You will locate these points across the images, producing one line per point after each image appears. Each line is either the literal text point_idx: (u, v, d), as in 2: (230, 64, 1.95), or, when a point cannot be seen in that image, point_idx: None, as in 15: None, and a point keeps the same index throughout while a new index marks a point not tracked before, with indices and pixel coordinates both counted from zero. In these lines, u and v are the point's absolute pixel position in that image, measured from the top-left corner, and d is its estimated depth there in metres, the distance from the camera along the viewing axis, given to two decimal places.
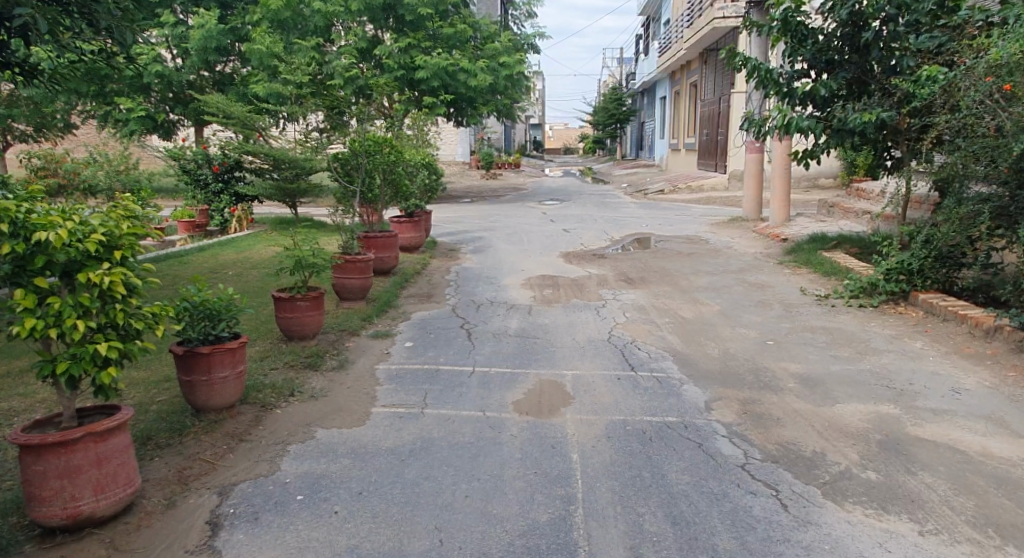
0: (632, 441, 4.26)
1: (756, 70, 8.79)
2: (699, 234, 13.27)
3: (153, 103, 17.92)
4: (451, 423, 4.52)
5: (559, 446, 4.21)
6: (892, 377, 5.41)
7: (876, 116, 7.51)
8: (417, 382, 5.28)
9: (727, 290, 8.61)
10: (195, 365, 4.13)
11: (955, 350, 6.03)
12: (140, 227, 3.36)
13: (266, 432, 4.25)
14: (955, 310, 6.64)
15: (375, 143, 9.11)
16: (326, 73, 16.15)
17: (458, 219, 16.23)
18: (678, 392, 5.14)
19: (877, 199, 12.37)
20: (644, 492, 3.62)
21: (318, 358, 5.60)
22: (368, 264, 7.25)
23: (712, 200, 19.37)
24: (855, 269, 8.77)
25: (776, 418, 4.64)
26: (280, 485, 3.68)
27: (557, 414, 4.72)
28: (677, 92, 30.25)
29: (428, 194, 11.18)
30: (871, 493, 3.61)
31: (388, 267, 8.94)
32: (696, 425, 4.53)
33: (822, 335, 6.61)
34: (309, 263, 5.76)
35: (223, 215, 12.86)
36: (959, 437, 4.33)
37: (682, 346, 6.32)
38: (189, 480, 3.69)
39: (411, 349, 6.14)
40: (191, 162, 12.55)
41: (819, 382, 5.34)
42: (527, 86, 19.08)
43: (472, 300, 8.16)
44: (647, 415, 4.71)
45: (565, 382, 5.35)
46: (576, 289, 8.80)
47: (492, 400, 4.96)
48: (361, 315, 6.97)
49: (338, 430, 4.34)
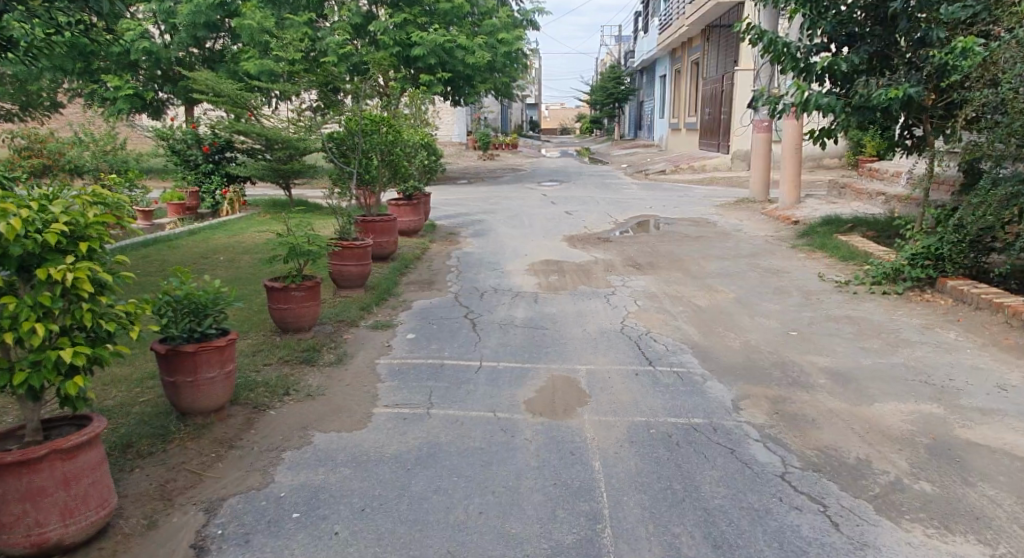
0: (658, 447, 3.90)
1: (772, 45, 8.34)
2: (705, 216, 12.89)
3: (141, 81, 17.37)
4: (460, 425, 4.15)
5: (578, 453, 3.83)
6: (929, 372, 5.07)
7: (903, 92, 7.13)
8: (421, 378, 4.90)
9: (741, 276, 8.23)
10: (179, 364, 3.67)
11: (993, 342, 5.68)
12: (110, 215, 2.97)
13: (258, 437, 3.82)
14: (988, 298, 6.28)
15: (372, 122, 8.73)
16: (319, 50, 15.63)
17: (456, 201, 15.79)
18: (702, 390, 4.76)
19: (890, 180, 11.99)
20: (678, 508, 3.27)
21: (315, 351, 5.22)
22: (367, 250, 6.86)
23: (716, 181, 18.96)
24: (875, 254, 8.39)
25: (812, 419, 4.28)
26: (273, 500, 3.27)
27: (573, 415, 4.35)
28: (677, 70, 29.67)
29: (427, 175, 10.78)
30: (929, 510, 3.31)
31: (386, 252, 8.54)
32: (726, 427, 4.17)
33: (847, 325, 6.24)
34: (304, 251, 5.35)
35: (214, 197, 12.41)
36: (1013, 441, 3.99)
37: (701, 337, 5.95)
38: (173, 494, 3.28)
39: (414, 341, 5.76)
40: (180, 142, 12.13)
41: (852, 378, 4.99)
42: (525, 64, 18.62)
43: (475, 287, 7.77)
44: (671, 416, 4.33)
45: (580, 379, 4.97)
46: (583, 276, 8.41)
47: (503, 399, 4.58)
48: (359, 304, 6.59)
49: (336, 433, 3.94)
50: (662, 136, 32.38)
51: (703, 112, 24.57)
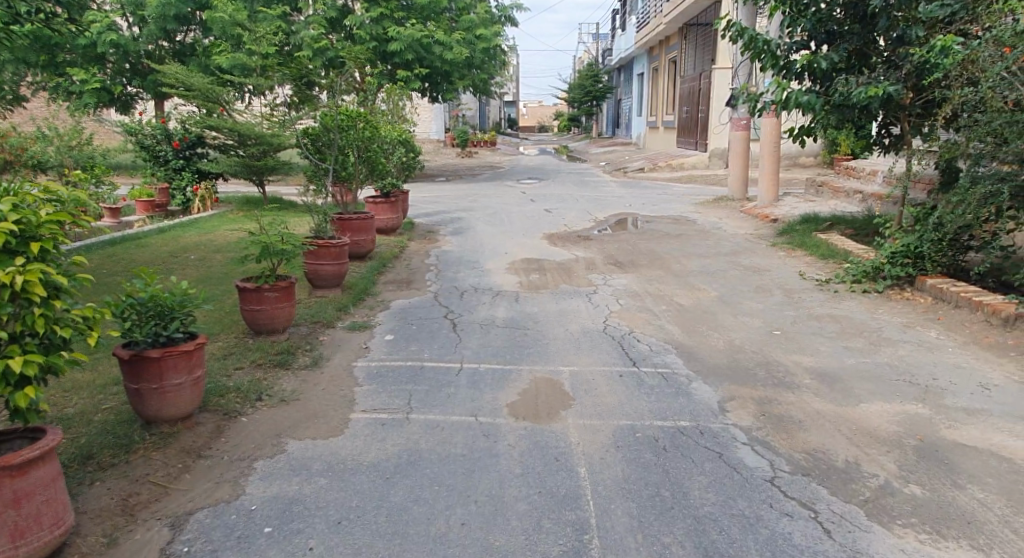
0: (645, 452, 3.80)
1: (753, 42, 8.25)
2: (684, 214, 12.86)
3: (108, 75, 17.04)
4: (441, 431, 4.02)
5: (563, 459, 3.73)
6: (913, 371, 5.03)
7: (883, 90, 7.11)
8: (400, 382, 4.77)
9: (723, 275, 8.19)
10: (144, 370, 3.49)
11: (973, 340, 5.66)
12: (64, 214, 2.81)
13: (229, 445, 3.66)
14: (967, 296, 6.26)
15: (348, 117, 8.54)
16: (293, 44, 15.38)
17: (433, 199, 15.63)
18: (687, 392, 4.68)
19: (867, 179, 12.04)
20: (667, 516, 3.18)
21: (289, 354, 5.06)
22: (344, 249, 6.69)
23: (693, 178, 19.00)
24: (854, 252, 8.39)
25: (799, 421, 4.21)
26: (244, 513, 3.12)
27: (557, 419, 4.24)
28: (655, 68, 29.75)
29: (405, 172, 10.63)
30: (920, 514, 3.26)
31: (363, 251, 8.38)
32: (713, 431, 4.09)
33: (830, 324, 6.21)
34: (277, 250, 5.18)
35: (185, 194, 12.13)
36: (1000, 442, 3.96)
37: (684, 337, 5.88)
38: (137, 509, 3.12)
39: (393, 343, 5.62)
40: (150, 137, 11.84)
41: (837, 378, 4.93)
42: (503, 60, 18.52)
43: (455, 286, 7.64)
44: (657, 419, 4.24)
45: (563, 381, 4.86)
46: (564, 274, 8.32)
47: (485, 402, 4.47)
48: (336, 304, 6.44)
49: (312, 441, 3.80)
50: (639, 134, 32.44)
51: (681, 110, 24.61)
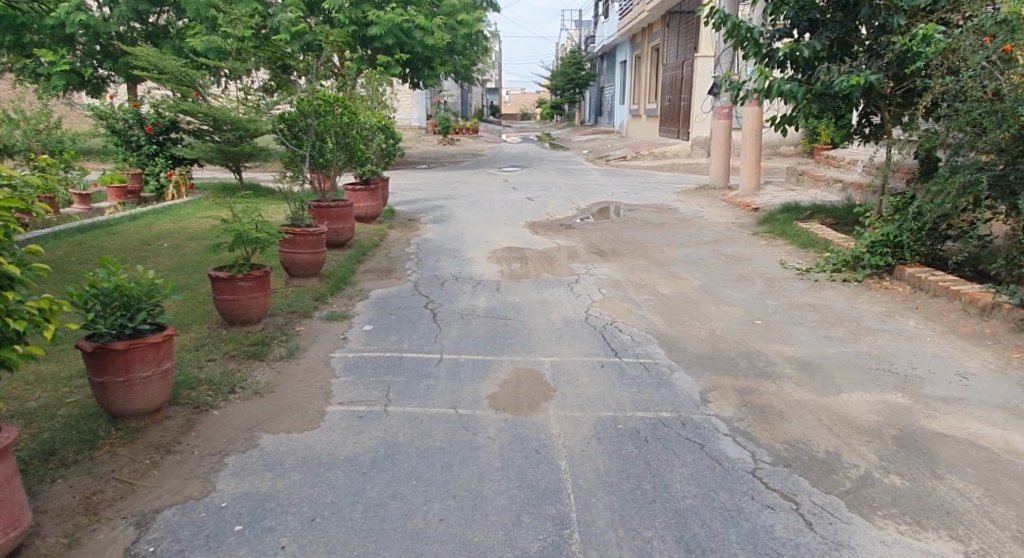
0: (626, 444, 3.76)
1: (735, 29, 8.24)
2: (666, 202, 12.85)
3: (78, 57, 16.87)
4: (419, 424, 3.96)
5: (544, 451, 3.67)
6: (892, 360, 5.03)
7: (865, 79, 7.08)
8: (378, 373, 4.69)
9: (704, 264, 8.17)
10: (108, 363, 3.38)
11: (951, 329, 5.68)
12: (16, 201, 2.71)
13: (199, 440, 3.57)
14: (946, 286, 6.27)
15: (325, 102, 8.38)
16: (270, 27, 15.14)
17: (414, 187, 15.51)
18: (668, 382, 4.64)
19: (847, 168, 12.06)
20: (648, 510, 3.14)
21: (264, 345, 4.97)
22: (321, 238, 6.59)
23: (675, 167, 18.99)
24: (834, 240, 8.40)
25: (780, 412, 4.19)
26: (213, 510, 3.04)
27: (538, 411, 4.19)
28: (637, 56, 29.70)
29: (385, 159, 10.52)
30: (901, 505, 3.24)
31: (342, 239, 8.27)
32: (694, 422, 4.05)
33: (810, 313, 6.20)
34: (250, 238, 5.07)
35: (159, 179, 11.99)
36: (978, 431, 3.96)
37: (665, 327, 5.85)
38: (101, 508, 3.03)
39: (371, 333, 5.54)
40: (121, 122, 11.68)
41: (817, 367, 4.92)
42: (484, 46, 18.39)
43: (435, 275, 7.56)
44: (638, 410, 4.20)
45: (544, 372, 4.81)
46: (546, 263, 8.26)
47: (465, 394, 4.40)
48: (314, 294, 6.35)
49: (286, 434, 3.72)
50: (622, 123, 32.41)
51: (663, 98, 24.59)
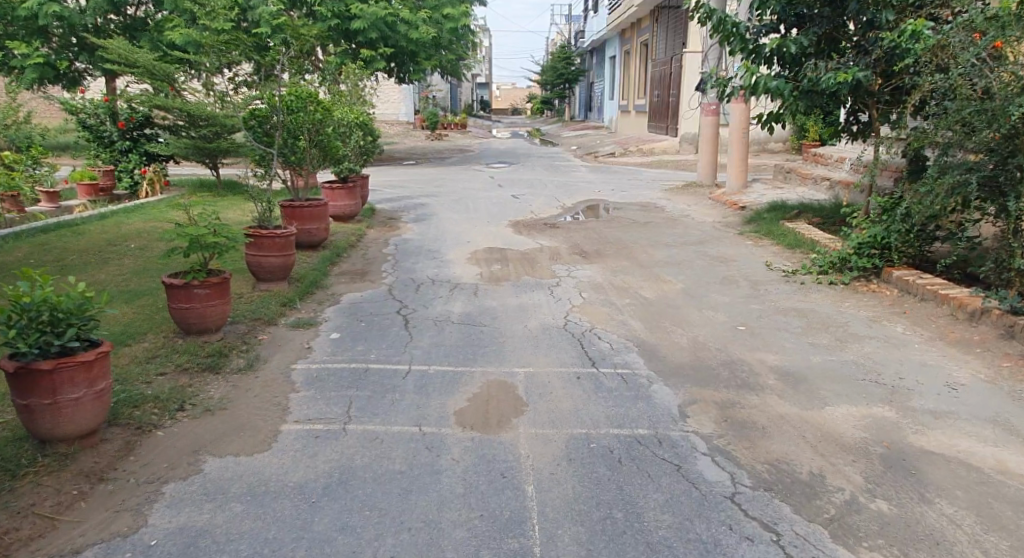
0: (597, 466, 3.53)
1: (721, 24, 8.00)
2: (653, 201, 12.65)
3: (54, 49, 16.55)
4: (379, 444, 3.72)
5: (510, 475, 3.44)
6: (880, 368, 4.78)
7: (852, 76, 6.88)
8: (339, 387, 4.44)
9: (689, 265, 7.96)
10: (34, 384, 3.19)
11: (939, 335, 5.43)
12: None
13: (138, 465, 3.39)
14: (933, 289, 6.04)
15: (298, 98, 8.10)
16: (251, 20, 14.84)
17: (399, 183, 15.24)
18: (646, 395, 4.42)
19: (835, 166, 11.83)
20: (618, 543, 2.94)
21: (221, 356, 4.75)
22: (290, 240, 6.33)
23: (663, 163, 18.78)
24: (821, 241, 8.20)
25: (762, 428, 3.95)
26: (141, 549, 2.81)
27: (507, 428, 3.96)
28: (626, 51, 29.45)
29: (363, 157, 10.25)
30: (887, 535, 3.02)
31: (317, 240, 8.01)
32: (671, 440, 3.82)
33: (796, 318, 5.98)
34: (207, 244, 4.83)
35: (133, 177, 11.74)
36: (968, 449, 3.70)
37: (645, 334, 5.62)
38: (16, 548, 2.82)
39: (338, 342, 5.29)
40: (92, 116, 11.45)
41: (801, 377, 4.68)
42: (471, 41, 18.17)
43: (411, 278, 7.31)
44: (613, 427, 3.98)
45: (516, 385, 4.56)
46: (527, 265, 8.02)
47: (431, 410, 4.16)
48: (280, 299, 6.10)
49: (234, 458, 3.52)
50: (611, 118, 32.16)
51: (652, 93, 24.35)
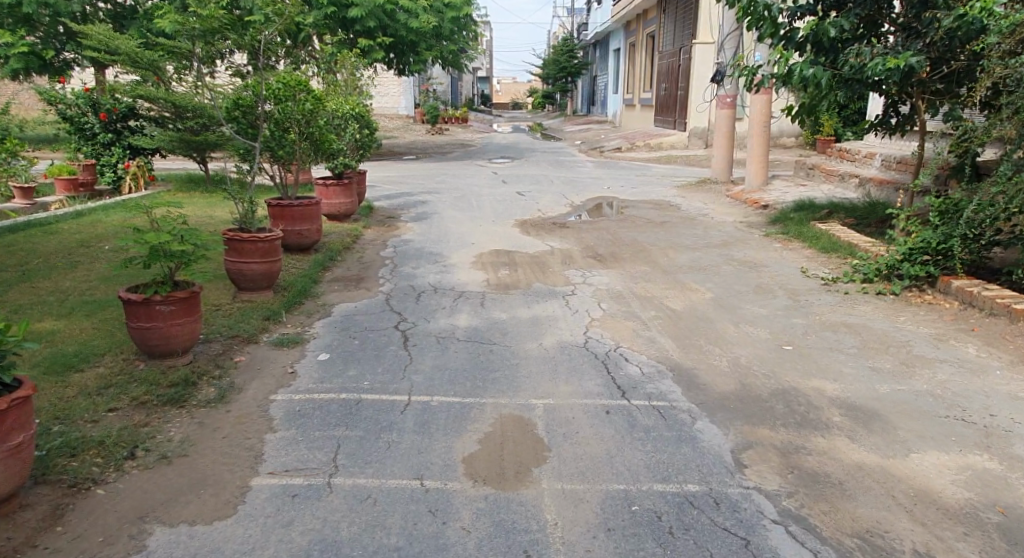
0: (645, 540, 2.84)
1: (751, 6, 7.26)
2: (667, 198, 11.92)
3: (39, 38, 15.86)
4: (373, 507, 3.01)
5: (535, 554, 2.76)
6: (962, 402, 4.06)
7: (905, 62, 6.10)
8: (325, 426, 3.70)
9: (716, 271, 7.23)
10: None
11: (1020, 359, 4.69)
12: None
13: (65, 541, 2.75)
14: (1005, 304, 5.30)
15: (286, 85, 7.35)
16: (244, 7, 14.09)
17: (398, 179, 14.48)
18: (691, 436, 3.69)
19: (862, 161, 11.07)
20: None
21: (188, 386, 4.04)
22: (275, 244, 5.61)
23: (673, 159, 17.98)
24: (861, 245, 7.46)
25: (839, 483, 3.23)
26: None
27: (528, 482, 3.24)
28: (632, 43, 28.67)
29: (359, 151, 9.41)
30: None
31: (307, 242, 7.27)
32: (730, 499, 3.12)
33: (848, 335, 5.26)
34: (167, 254, 4.10)
35: (116, 171, 11.00)
36: None
37: (678, 354, 4.89)
38: None
39: (327, 365, 4.55)
40: (72, 107, 10.57)
41: (871, 413, 3.95)
42: (473, 30, 17.41)
43: (410, 285, 6.57)
44: (656, 481, 3.26)
45: (535, 422, 3.83)
46: (537, 270, 7.27)
47: (434, 456, 3.42)
48: (263, 312, 5.36)
49: (188, 529, 2.85)
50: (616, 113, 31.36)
51: (660, 87, 23.56)
